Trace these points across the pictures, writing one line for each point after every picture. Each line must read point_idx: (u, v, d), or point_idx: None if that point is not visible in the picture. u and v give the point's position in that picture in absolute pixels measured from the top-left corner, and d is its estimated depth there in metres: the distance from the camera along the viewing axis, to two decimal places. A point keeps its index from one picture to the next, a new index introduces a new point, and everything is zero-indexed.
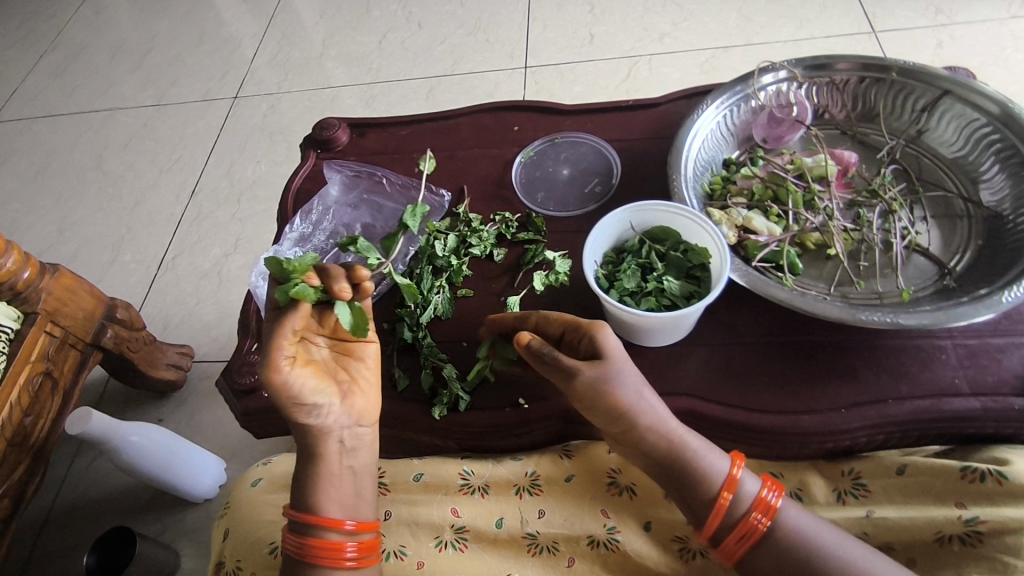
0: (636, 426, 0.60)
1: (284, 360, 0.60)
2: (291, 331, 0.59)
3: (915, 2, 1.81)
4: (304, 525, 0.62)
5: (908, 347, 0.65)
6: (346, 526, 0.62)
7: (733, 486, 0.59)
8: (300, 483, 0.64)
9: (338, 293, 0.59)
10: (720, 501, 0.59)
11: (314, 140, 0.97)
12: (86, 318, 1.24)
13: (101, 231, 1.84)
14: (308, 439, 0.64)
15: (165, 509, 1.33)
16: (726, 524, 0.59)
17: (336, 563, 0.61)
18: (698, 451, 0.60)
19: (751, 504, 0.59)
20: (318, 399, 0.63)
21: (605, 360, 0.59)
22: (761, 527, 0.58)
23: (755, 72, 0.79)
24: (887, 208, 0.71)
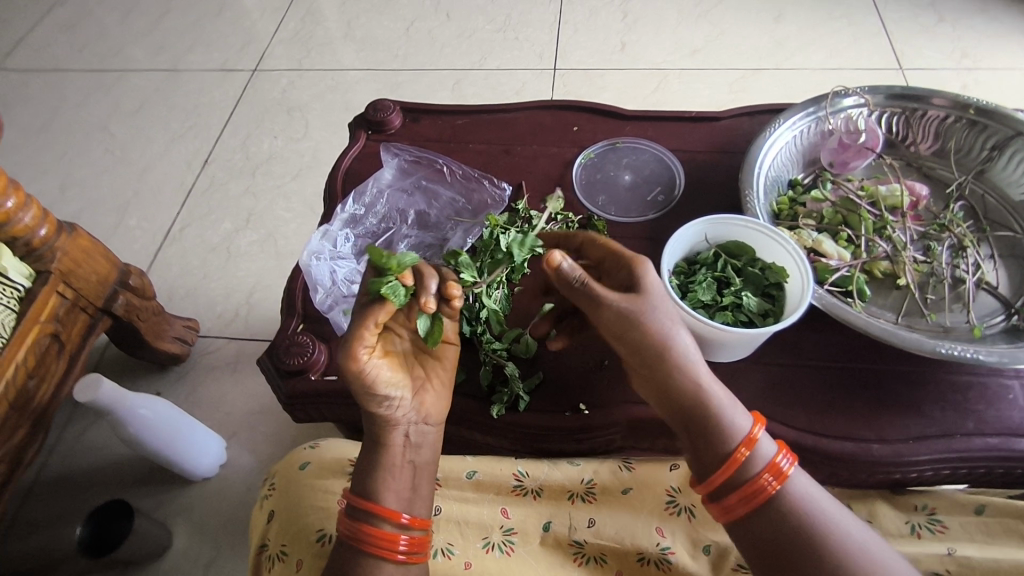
0: (665, 362, 0.58)
1: (365, 348, 0.58)
2: (375, 323, 0.57)
3: (942, 44, 1.82)
4: (361, 512, 0.60)
5: (976, 384, 0.65)
6: (402, 519, 0.60)
7: (750, 444, 0.58)
8: (359, 471, 0.62)
9: (422, 305, 0.57)
10: (735, 456, 0.57)
11: (366, 120, 0.94)
12: (98, 283, 1.19)
13: (107, 194, 1.76)
14: (374, 428, 0.62)
15: (161, 485, 1.27)
16: (734, 481, 0.57)
17: (387, 554, 0.59)
18: (721, 399, 0.58)
19: (764, 465, 0.57)
20: (391, 390, 0.61)
21: (640, 293, 0.58)
22: (770, 489, 0.57)
23: (829, 94, 0.79)
24: (957, 243, 0.72)
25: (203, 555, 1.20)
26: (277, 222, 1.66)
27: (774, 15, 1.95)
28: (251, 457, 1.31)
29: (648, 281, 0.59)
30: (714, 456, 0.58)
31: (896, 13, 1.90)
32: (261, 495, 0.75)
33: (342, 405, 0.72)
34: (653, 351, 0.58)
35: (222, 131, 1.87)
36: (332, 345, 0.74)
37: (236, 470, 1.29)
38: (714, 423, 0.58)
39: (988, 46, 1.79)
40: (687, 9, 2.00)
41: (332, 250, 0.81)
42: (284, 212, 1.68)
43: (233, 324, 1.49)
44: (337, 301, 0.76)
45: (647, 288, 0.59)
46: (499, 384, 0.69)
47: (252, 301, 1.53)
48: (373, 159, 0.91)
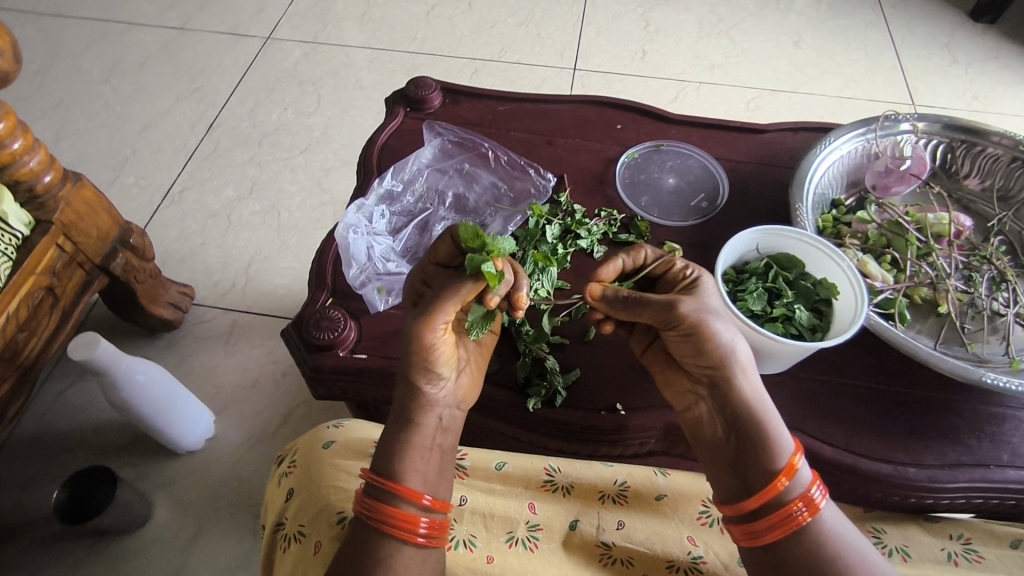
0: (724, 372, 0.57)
1: (440, 324, 0.57)
2: (461, 300, 0.57)
3: (953, 84, 1.66)
4: (381, 491, 0.58)
5: (1011, 417, 0.65)
6: (424, 500, 0.58)
7: (792, 472, 0.55)
8: (386, 449, 0.60)
9: (488, 301, 0.58)
10: (777, 480, 0.55)
11: (406, 96, 0.91)
12: (98, 239, 1.09)
13: (105, 149, 1.56)
14: (410, 406, 0.61)
15: (144, 454, 1.15)
16: (770, 505, 0.55)
17: (406, 537, 0.56)
18: (772, 419, 0.57)
19: (798, 493, 0.55)
20: (443, 369, 0.61)
21: (705, 303, 0.58)
22: (800, 519, 0.55)
23: (880, 117, 0.81)
24: (997, 276, 0.73)
25: (185, 530, 1.07)
26: (281, 195, 1.49)
27: (793, 38, 1.79)
28: (241, 434, 1.17)
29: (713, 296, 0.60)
30: (757, 475, 0.56)
31: (913, 50, 1.74)
32: (278, 470, 0.72)
33: (366, 382, 0.70)
34: (714, 360, 0.57)
35: (228, 102, 1.66)
36: (362, 322, 0.72)
37: (223, 447, 1.16)
38: (763, 440, 0.56)
39: (995, 89, 1.64)
40: (709, 23, 1.83)
41: (368, 225, 0.83)
42: (289, 184, 1.51)
43: (231, 295, 1.34)
44: (371, 277, 0.76)
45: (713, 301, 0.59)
46: (536, 376, 0.67)
47: (251, 271, 1.38)
48: (412, 135, 0.88)
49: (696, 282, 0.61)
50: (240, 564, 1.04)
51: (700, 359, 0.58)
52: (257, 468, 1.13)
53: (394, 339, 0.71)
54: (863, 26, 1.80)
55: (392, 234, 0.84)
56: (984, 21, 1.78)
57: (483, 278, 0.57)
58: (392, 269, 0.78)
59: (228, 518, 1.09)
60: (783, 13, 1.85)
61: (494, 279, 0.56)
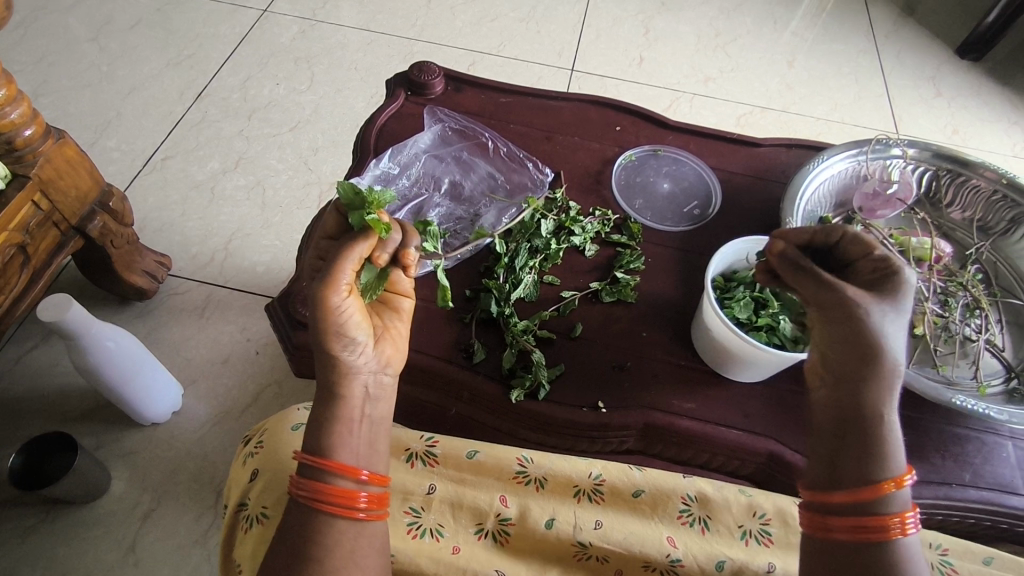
0: (876, 369, 0.52)
1: (344, 284, 0.56)
2: (357, 258, 0.56)
3: (936, 116, 1.71)
4: (315, 470, 0.55)
5: (974, 439, 0.67)
6: (361, 475, 0.56)
7: (899, 485, 0.51)
8: (313, 424, 0.57)
9: (374, 257, 0.57)
10: (883, 486, 0.51)
11: (408, 80, 0.91)
12: (77, 200, 1.05)
13: (85, 108, 1.52)
14: (331, 376, 0.57)
15: (104, 423, 1.12)
16: (865, 509, 0.51)
17: (343, 511, 0.55)
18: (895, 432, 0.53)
19: (898, 508, 0.51)
20: (357, 333, 0.58)
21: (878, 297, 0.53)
22: (892, 533, 0.51)
23: (873, 140, 0.83)
24: (972, 303, 0.75)
25: (142, 505, 1.04)
26: (267, 171, 1.47)
27: (788, 59, 1.82)
28: (209, 409, 1.15)
29: (903, 296, 0.53)
30: (861, 475, 0.52)
31: (902, 79, 1.78)
32: (244, 449, 0.71)
33: None
34: (867, 352, 0.52)
35: (219, 71, 1.63)
36: None
37: (191, 422, 1.13)
38: (883, 445, 0.52)
39: (979, 127, 1.69)
40: (707, 36, 1.85)
41: None
42: (276, 161, 1.48)
43: (209, 268, 1.31)
44: None
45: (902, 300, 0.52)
46: (520, 369, 0.68)
47: (231, 247, 1.35)
48: (412, 120, 0.89)
49: (896, 275, 0.53)
50: (199, 541, 1.02)
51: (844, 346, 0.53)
52: (221, 446, 1.11)
53: None
54: (856, 52, 1.84)
55: None
56: (969, 58, 1.83)
57: (370, 233, 0.56)
58: None
59: (186, 495, 1.06)
60: (778, 33, 1.88)
61: (379, 227, 0.56)
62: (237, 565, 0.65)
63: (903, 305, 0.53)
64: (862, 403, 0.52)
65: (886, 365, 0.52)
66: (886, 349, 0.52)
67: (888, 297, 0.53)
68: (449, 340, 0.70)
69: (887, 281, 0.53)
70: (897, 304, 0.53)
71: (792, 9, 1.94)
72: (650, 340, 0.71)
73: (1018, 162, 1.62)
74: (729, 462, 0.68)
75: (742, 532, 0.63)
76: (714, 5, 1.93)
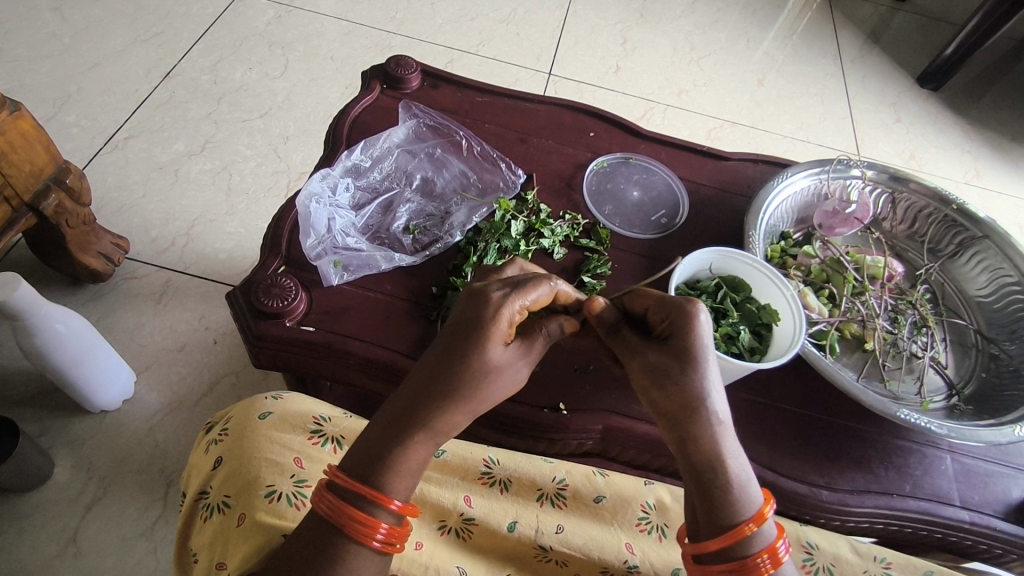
0: (693, 418, 0.53)
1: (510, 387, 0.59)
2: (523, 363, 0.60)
3: (896, 141, 1.78)
4: (350, 492, 0.53)
5: (915, 451, 0.70)
6: (394, 505, 0.53)
7: (759, 521, 0.52)
8: (373, 454, 0.54)
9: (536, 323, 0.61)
10: (740, 530, 0.51)
11: (384, 73, 0.91)
12: (30, 175, 1.01)
13: (44, 81, 1.46)
14: (439, 429, 0.54)
15: (50, 408, 1.08)
16: (727, 551, 0.51)
17: (364, 540, 0.52)
18: (743, 471, 0.53)
19: (763, 545, 0.51)
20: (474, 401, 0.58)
21: (685, 347, 0.55)
22: (761, 570, 0.51)
23: (835, 160, 0.86)
24: (919, 321, 0.78)
25: (86, 495, 1.01)
26: (234, 157, 1.43)
27: (759, 76, 1.86)
28: (162, 397, 1.12)
29: (692, 328, 0.55)
30: (714, 524, 0.52)
31: (865, 104, 1.85)
32: (205, 436, 0.69)
33: (312, 356, 0.68)
34: (677, 404, 0.54)
35: (189, 51, 1.58)
36: (313, 294, 0.71)
37: (142, 410, 1.10)
38: (729, 488, 0.52)
39: (935, 153, 1.76)
40: (683, 50, 1.89)
41: (331, 197, 0.82)
42: (244, 147, 1.45)
43: (169, 252, 1.28)
44: (328, 250, 0.75)
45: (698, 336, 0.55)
46: None
47: (193, 232, 1.31)
48: (386, 113, 0.89)
49: (681, 310, 0.56)
50: (143, 534, 0.99)
51: (670, 408, 0.54)
52: (172, 435, 1.08)
53: (344, 315, 0.70)
54: (823, 75, 1.90)
55: (355, 210, 0.83)
56: (928, 88, 1.91)
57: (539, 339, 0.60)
58: (351, 244, 0.77)
59: (134, 486, 1.03)
60: (751, 51, 1.93)
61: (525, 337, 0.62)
62: (193, 555, 0.63)
63: (698, 338, 0.55)
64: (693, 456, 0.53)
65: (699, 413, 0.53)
66: (690, 396, 0.53)
67: (678, 335, 0.56)
68: (411, 338, 0.69)
69: (677, 315, 0.56)
70: (689, 339, 0.55)
71: (765, 28, 2.00)
72: None
73: (968, 188, 1.69)
74: None
75: None
76: (690, 20, 1.97)
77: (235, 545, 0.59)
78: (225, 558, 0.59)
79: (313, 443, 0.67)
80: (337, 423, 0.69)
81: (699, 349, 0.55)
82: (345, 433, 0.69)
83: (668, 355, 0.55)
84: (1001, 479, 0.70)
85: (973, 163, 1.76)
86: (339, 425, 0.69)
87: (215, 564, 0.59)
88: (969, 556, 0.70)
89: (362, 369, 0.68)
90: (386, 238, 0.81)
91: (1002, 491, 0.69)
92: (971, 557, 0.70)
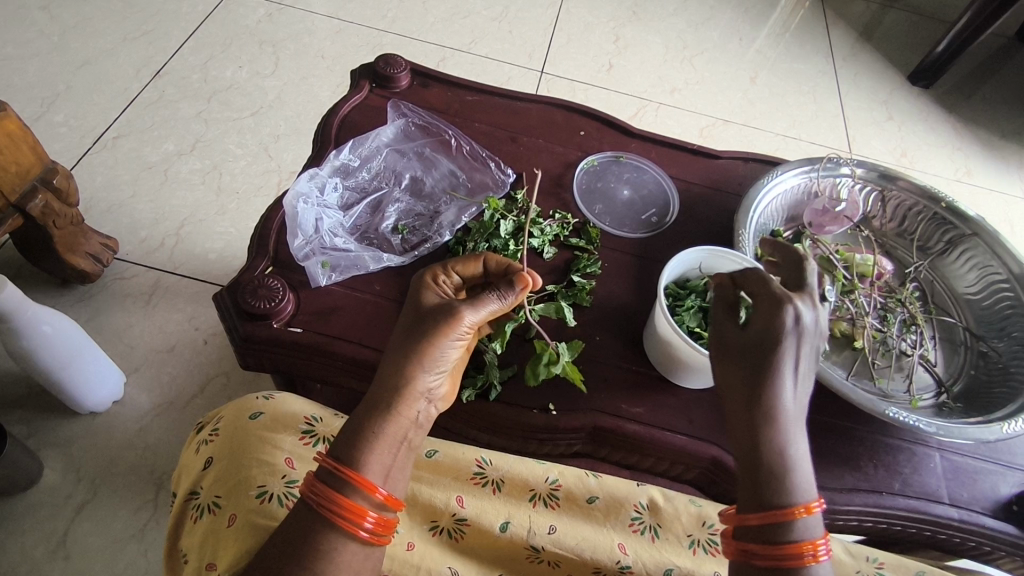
0: (762, 404, 0.53)
1: (461, 336, 0.59)
2: (483, 317, 0.61)
3: (888, 138, 1.78)
4: (336, 478, 0.53)
5: (904, 450, 0.70)
6: (377, 493, 0.54)
7: (808, 511, 0.51)
8: (351, 422, 0.57)
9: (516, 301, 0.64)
10: (789, 514, 0.51)
11: (373, 72, 0.91)
12: (16, 176, 1.00)
13: (33, 80, 1.45)
14: (393, 381, 0.57)
15: (38, 410, 1.07)
16: (771, 534, 0.51)
17: (350, 528, 0.52)
18: (798, 462, 0.53)
19: (810, 537, 0.51)
20: (444, 369, 0.60)
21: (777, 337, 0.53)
22: (805, 560, 0.50)
23: (825, 158, 0.86)
24: (909, 319, 0.78)
25: (75, 497, 1.00)
26: (225, 156, 1.43)
27: (751, 74, 1.86)
28: (152, 398, 1.11)
29: (779, 319, 0.53)
30: (759, 503, 0.52)
31: (857, 101, 1.85)
32: (196, 436, 0.69)
33: (299, 357, 0.68)
34: (753, 384, 0.54)
35: (179, 49, 1.57)
36: (301, 295, 0.70)
37: (131, 411, 1.09)
38: (783, 473, 0.52)
39: (926, 151, 1.77)
40: (675, 47, 1.89)
41: (319, 197, 0.81)
42: (234, 146, 1.44)
43: (159, 252, 1.27)
44: (316, 251, 0.74)
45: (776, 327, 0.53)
46: (473, 369, 0.68)
47: (183, 233, 1.30)
48: (375, 112, 0.88)
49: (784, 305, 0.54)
50: (133, 536, 0.98)
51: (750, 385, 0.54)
52: (163, 437, 1.07)
53: (333, 316, 0.69)
54: (815, 72, 1.90)
55: (343, 210, 0.83)
56: (920, 85, 1.91)
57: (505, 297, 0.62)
58: (340, 244, 0.76)
59: (124, 487, 1.02)
60: (743, 49, 1.93)
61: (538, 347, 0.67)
62: (183, 556, 0.63)
63: (781, 335, 0.53)
64: (751, 433, 0.53)
65: (765, 399, 0.53)
66: (766, 386, 0.53)
67: (767, 322, 0.54)
68: None
69: (767, 307, 0.54)
70: (771, 334, 0.53)
71: (758, 26, 2.00)
72: (603, 344, 0.72)
73: (959, 186, 1.70)
74: (674, 467, 0.70)
75: (691, 541, 0.64)
76: (683, 18, 1.97)
77: (225, 545, 0.59)
78: (215, 558, 0.59)
79: (305, 444, 0.66)
80: (329, 424, 0.69)
81: (775, 349, 0.53)
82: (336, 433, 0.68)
83: (751, 338, 0.55)
84: (990, 476, 0.70)
85: (964, 161, 1.76)
86: (332, 427, 0.68)
87: (204, 564, 0.59)
88: (958, 553, 0.70)
89: (351, 370, 0.68)
90: (375, 238, 0.80)
91: (991, 489, 0.69)
92: (961, 554, 0.71)
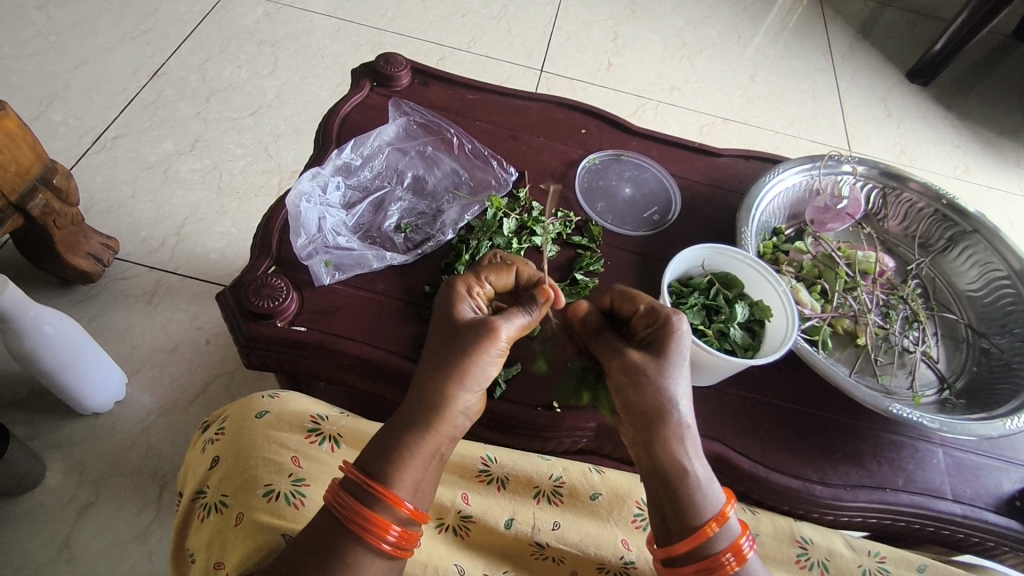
0: (659, 423, 0.56)
1: (499, 353, 0.58)
2: (516, 333, 0.60)
3: (887, 135, 1.78)
4: (364, 491, 0.53)
5: (908, 446, 0.70)
6: (404, 508, 0.54)
7: (721, 521, 0.54)
8: (384, 435, 0.56)
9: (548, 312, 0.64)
10: (702, 531, 0.53)
11: (375, 71, 0.91)
12: (17, 176, 1.00)
13: (31, 80, 1.44)
14: (432, 401, 0.56)
15: (41, 411, 1.07)
16: (695, 552, 0.53)
17: (375, 542, 0.52)
18: (705, 475, 0.56)
19: (727, 542, 0.53)
20: (480, 386, 0.59)
21: (663, 355, 0.57)
22: (727, 568, 0.52)
23: (827, 155, 0.86)
24: (910, 316, 0.79)
25: (78, 498, 1.00)
26: (224, 156, 1.42)
27: (750, 72, 1.86)
28: (154, 399, 1.11)
29: (671, 337, 0.58)
30: (681, 528, 0.54)
31: (856, 99, 1.85)
32: (202, 435, 0.69)
33: (303, 357, 0.68)
34: (649, 406, 0.56)
35: (177, 49, 1.57)
36: (305, 294, 0.70)
37: (133, 412, 1.09)
38: (694, 491, 0.55)
39: (926, 148, 1.77)
40: (674, 45, 1.89)
41: (321, 196, 0.81)
42: (234, 146, 1.44)
43: (160, 252, 1.27)
44: (319, 250, 0.74)
45: (669, 346, 0.57)
46: None
47: (183, 232, 1.30)
48: (376, 111, 0.88)
49: (664, 324, 0.59)
50: (137, 537, 0.98)
51: (639, 410, 0.57)
52: (166, 437, 1.07)
53: (336, 314, 0.69)
54: (813, 70, 1.90)
55: (346, 209, 0.83)
56: (918, 83, 1.92)
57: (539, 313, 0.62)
58: (343, 243, 0.76)
59: (127, 488, 1.02)
60: (742, 47, 1.93)
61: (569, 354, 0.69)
62: (190, 555, 0.63)
63: (669, 353, 0.57)
64: (658, 458, 0.56)
65: (666, 420, 0.56)
66: (658, 404, 0.56)
67: (657, 343, 0.58)
68: (402, 337, 0.69)
69: (658, 331, 0.59)
70: (659, 352, 0.58)
71: (756, 24, 2.00)
72: None
73: (958, 183, 1.70)
74: None
75: None
76: (681, 16, 1.97)
77: (233, 545, 0.59)
78: (223, 557, 0.59)
79: (311, 442, 0.66)
80: (335, 422, 0.68)
81: (665, 367, 0.57)
82: (343, 431, 0.68)
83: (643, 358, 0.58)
84: (993, 472, 0.70)
85: (963, 158, 1.77)
86: (337, 424, 0.68)
87: (213, 563, 0.59)
88: (960, 548, 0.70)
89: (355, 369, 0.68)
90: (378, 237, 0.80)
91: (994, 485, 0.69)
92: (964, 550, 0.71)
